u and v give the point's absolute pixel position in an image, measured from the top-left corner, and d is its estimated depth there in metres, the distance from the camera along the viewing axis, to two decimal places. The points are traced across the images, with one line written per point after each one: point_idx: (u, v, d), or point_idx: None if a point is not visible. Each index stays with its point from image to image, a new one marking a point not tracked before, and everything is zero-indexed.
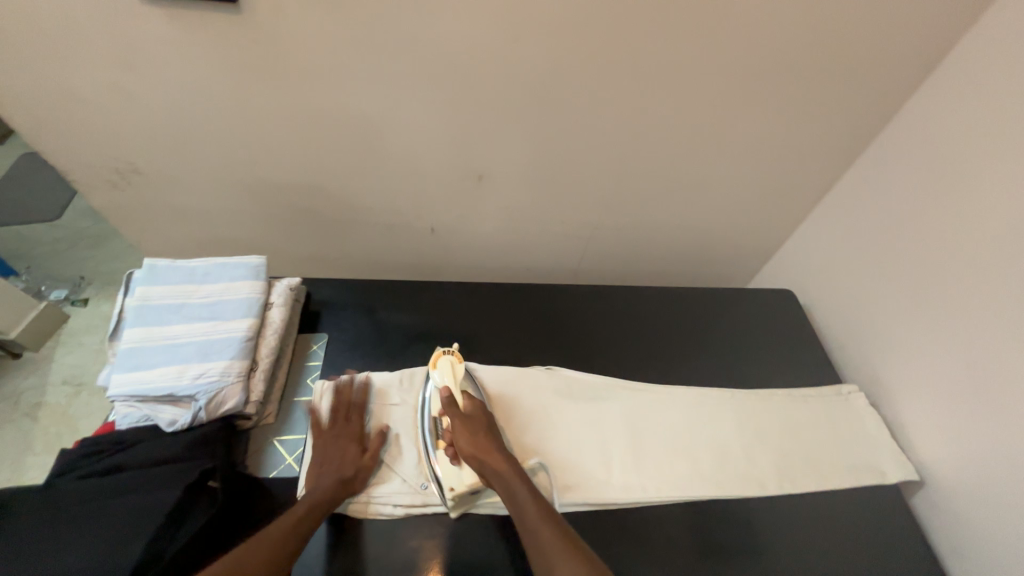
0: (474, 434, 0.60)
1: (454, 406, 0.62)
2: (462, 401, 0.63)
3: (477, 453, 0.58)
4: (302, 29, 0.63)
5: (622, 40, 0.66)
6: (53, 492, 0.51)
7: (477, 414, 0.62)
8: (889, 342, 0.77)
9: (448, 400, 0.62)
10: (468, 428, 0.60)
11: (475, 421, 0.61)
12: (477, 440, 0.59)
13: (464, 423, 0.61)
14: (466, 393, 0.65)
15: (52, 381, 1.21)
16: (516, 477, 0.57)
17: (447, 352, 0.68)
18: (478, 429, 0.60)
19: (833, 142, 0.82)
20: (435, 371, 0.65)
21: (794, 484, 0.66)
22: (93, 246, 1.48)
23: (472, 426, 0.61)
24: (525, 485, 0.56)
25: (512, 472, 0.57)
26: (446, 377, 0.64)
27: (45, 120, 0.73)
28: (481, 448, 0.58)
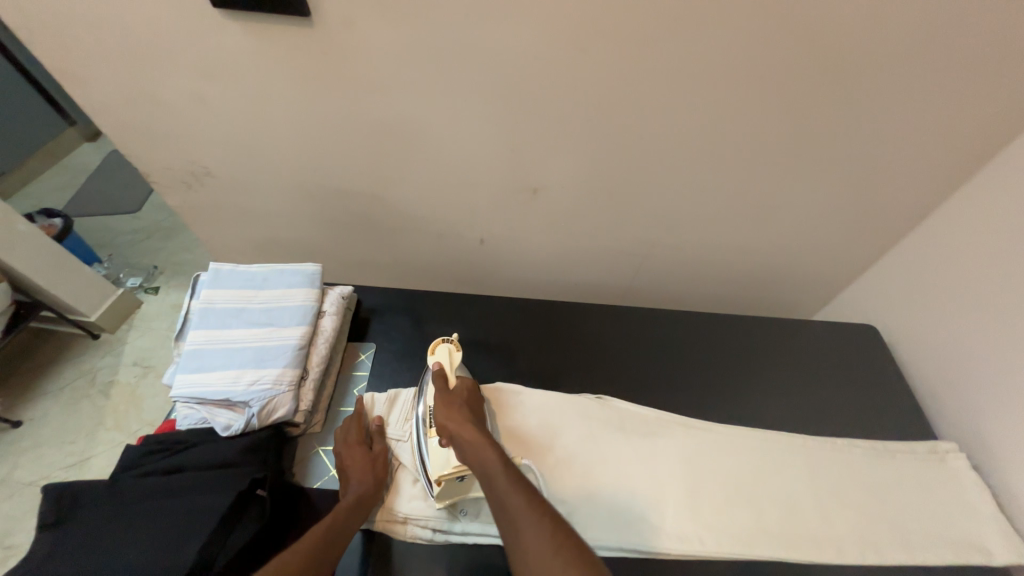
0: (456, 408, 0.58)
1: (441, 385, 0.61)
2: (453, 380, 0.61)
3: (448, 424, 0.55)
4: (368, 40, 0.62)
5: (701, 51, 0.60)
6: (118, 487, 0.54)
7: (460, 390, 0.60)
8: (994, 397, 0.67)
9: (438, 379, 0.61)
10: (448, 401, 0.59)
11: (456, 396, 0.59)
12: (453, 414, 0.57)
13: (445, 397, 0.59)
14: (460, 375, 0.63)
15: (125, 362, 1.31)
16: (484, 441, 0.53)
17: (447, 339, 0.65)
18: (455, 404, 0.58)
19: (938, 165, 0.72)
20: (432, 355, 0.64)
21: (874, 553, 0.59)
22: (166, 239, 1.59)
23: (451, 400, 0.59)
24: (492, 447, 0.52)
25: (481, 437, 0.53)
26: (441, 359, 0.63)
27: (131, 126, 0.78)
28: (456, 420, 0.56)
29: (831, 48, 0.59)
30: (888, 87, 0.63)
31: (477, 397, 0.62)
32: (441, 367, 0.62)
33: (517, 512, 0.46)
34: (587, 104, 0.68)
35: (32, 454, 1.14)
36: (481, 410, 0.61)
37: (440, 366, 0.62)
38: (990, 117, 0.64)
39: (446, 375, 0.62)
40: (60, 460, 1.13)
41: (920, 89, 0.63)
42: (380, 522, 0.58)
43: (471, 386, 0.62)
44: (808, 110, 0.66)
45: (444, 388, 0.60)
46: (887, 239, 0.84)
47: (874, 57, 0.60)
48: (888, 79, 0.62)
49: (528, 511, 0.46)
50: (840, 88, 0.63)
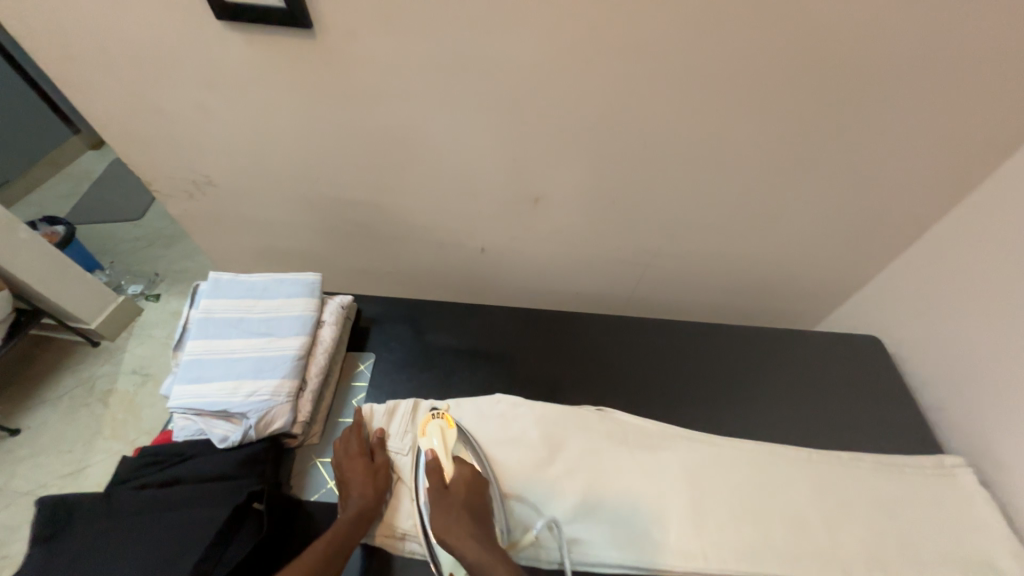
0: (457, 514, 0.53)
1: (437, 479, 0.56)
2: (450, 470, 0.57)
3: (451, 537, 0.51)
4: (370, 51, 0.63)
5: (702, 62, 0.61)
6: (114, 501, 0.53)
7: (456, 481, 0.56)
8: (1000, 410, 0.66)
9: (433, 474, 0.56)
10: (445, 506, 0.53)
11: (454, 496, 0.54)
12: (451, 525, 0.52)
13: (441, 500, 0.54)
14: (456, 462, 0.58)
15: (124, 370, 1.31)
16: (495, 561, 0.49)
17: (436, 415, 0.62)
18: (454, 510, 0.53)
19: (940, 176, 0.71)
20: (424, 438, 0.60)
21: (882, 570, 0.58)
22: (167, 246, 1.59)
23: (449, 504, 0.54)
24: (506, 567, 0.49)
25: (490, 556, 0.50)
26: (435, 443, 0.59)
27: (134, 135, 0.78)
28: (458, 532, 0.51)
29: (832, 59, 0.59)
30: (889, 98, 0.63)
31: (479, 486, 0.56)
32: (435, 456, 0.58)
33: None
34: (588, 114, 0.68)
35: (29, 463, 1.13)
36: (484, 500, 0.55)
37: (434, 453, 0.59)
38: (992, 127, 0.64)
39: (441, 466, 0.57)
40: (57, 469, 1.13)
41: (921, 99, 0.63)
42: (378, 537, 0.56)
43: (469, 476, 0.57)
44: (810, 121, 0.66)
45: (440, 485, 0.56)
46: (889, 248, 0.84)
47: (875, 67, 0.60)
48: (889, 90, 0.62)
49: None
50: (841, 99, 0.63)
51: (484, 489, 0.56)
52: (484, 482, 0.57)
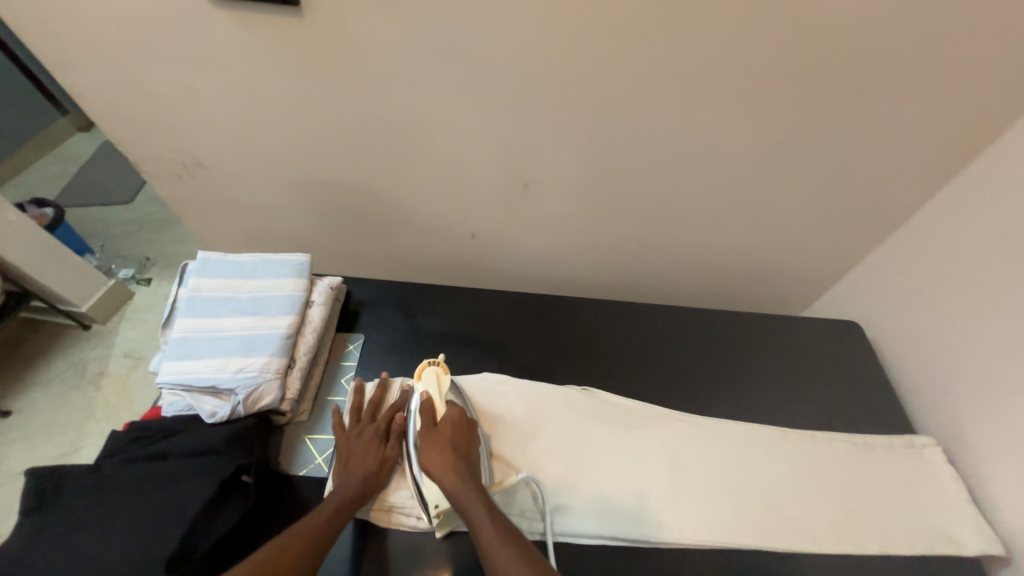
0: (442, 448, 0.56)
1: (428, 418, 0.60)
2: (442, 411, 0.61)
3: (433, 468, 0.55)
4: (358, 31, 0.62)
5: (690, 47, 0.61)
6: (100, 473, 0.54)
7: (446, 420, 0.59)
8: (972, 394, 0.68)
9: (425, 412, 0.60)
10: (433, 441, 0.57)
11: (442, 432, 0.58)
12: (435, 456, 0.55)
13: (429, 435, 0.58)
14: (448, 404, 0.62)
15: (116, 354, 1.31)
16: (471, 491, 0.53)
17: (433, 363, 0.65)
18: (439, 444, 0.57)
19: (923, 165, 0.72)
20: (419, 382, 0.63)
21: (851, 545, 0.60)
22: (158, 230, 1.58)
23: (436, 439, 0.57)
24: (481, 498, 0.53)
25: (468, 486, 0.53)
26: (430, 387, 0.62)
27: (121, 114, 0.77)
28: (440, 465, 0.55)
29: (818, 47, 0.60)
30: (874, 86, 0.63)
31: (466, 427, 0.59)
32: (429, 398, 0.61)
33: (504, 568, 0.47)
34: (577, 99, 0.68)
35: (20, 444, 1.14)
36: (469, 440, 0.58)
37: (429, 395, 0.62)
38: (974, 117, 0.65)
39: (435, 406, 0.61)
40: (50, 450, 1.13)
41: (905, 88, 0.63)
42: (368, 510, 0.58)
43: (458, 417, 0.60)
44: (796, 109, 0.67)
45: (430, 423, 0.59)
46: (872, 237, 0.85)
47: (860, 55, 0.60)
48: (874, 78, 0.62)
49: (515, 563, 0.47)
50: (826, 87, 0.64)
51: (471, 430, 0.60)
52: (472, 426, 0.60)
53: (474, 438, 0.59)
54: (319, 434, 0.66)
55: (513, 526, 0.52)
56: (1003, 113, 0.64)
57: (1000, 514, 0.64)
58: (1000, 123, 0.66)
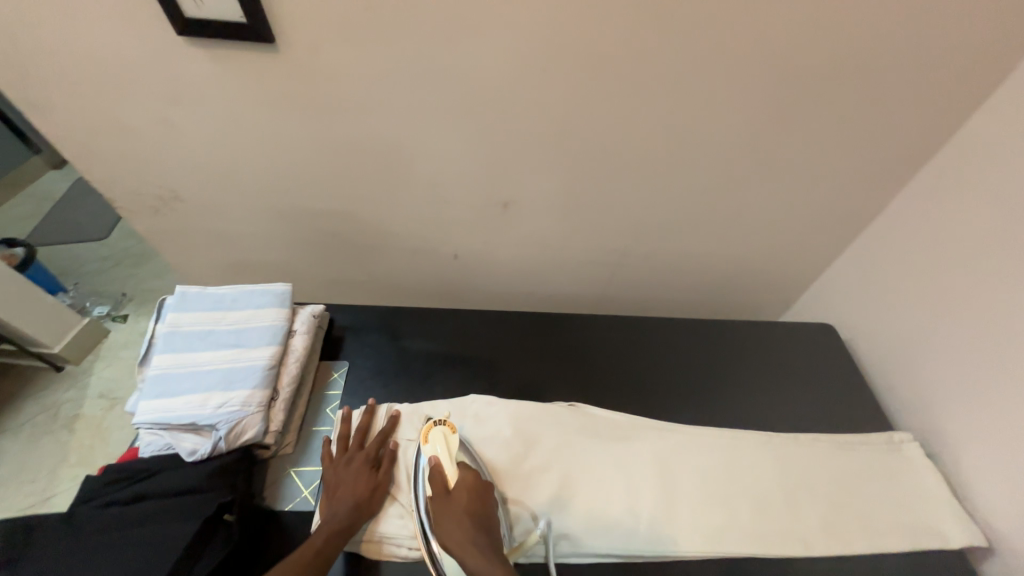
0: (460, 520, 0.53)
1: (441, 486, 0.56)
2: (454, 477, 0.57)
3: (453, 544, 0.51)
4: (335, 64, 0.65)
5: (654, 68, 0.64)
6: (75, 520, 0.52)
7: (460, 487, 0.56)
8: (944, 387, 0.71)
9: (436, 480, 0.57)
10: (449, 512, 0.54)
11: (457, 501, 0.54)
12: (454, 531, 0.52)
13: (444, 505, 0.54)
14: (459, 468, 0.58)
15: (91, 395, 1.26)
16: (495, 568, 0.49)
17: (438, 423, 0.62)
18: (455, 516, 0.53)
19: (877, 171, 0.77)
20: (428, 445, 0.60)
21: (841, 544, 0.61)
22: (135, 265, 1.56)
23: (452, 509, 0.54)
24: (505, 573, 0.49)
25: (490, 563, 0.49)
26: (437, 448, 0.59)
27: (95, 151, 0.77)
28: (459, 541, 0.51)
29: (771, 65, 0.64)
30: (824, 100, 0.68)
31: (481, 491, 0.56)
32: (438, 463, 0.58)
33: None
34: (549, 120, 0.71)
35: None
36: (487, 505, 0.55)
37: (437, 459, 0.59)
38: (918, 123, 0.71)
39: (446, 473, 0.57)
40: (19, 501, 1.08)
41: (855, 99, 0.68)
42: (358, 542, 0.56)
43: (473, 481, 0.56)
44: (757, 121, 0.71)
45: (443, 491, 0.56)
46: (839, 240, 0.89)
47: (812, 70, 0.65)
48: (826, 91, 0.67)
49: None
50: (783, 100, 0.68)
51: (488, 495, 0.56)
52: (488, 489, 0.57)
53: (493, 504, 0.56)
54: (305, 466, 0.64)
55: None
56: (945, 119, 0.70)
57: (981, 501, 0.66)
58: (940, 130, 0.71)
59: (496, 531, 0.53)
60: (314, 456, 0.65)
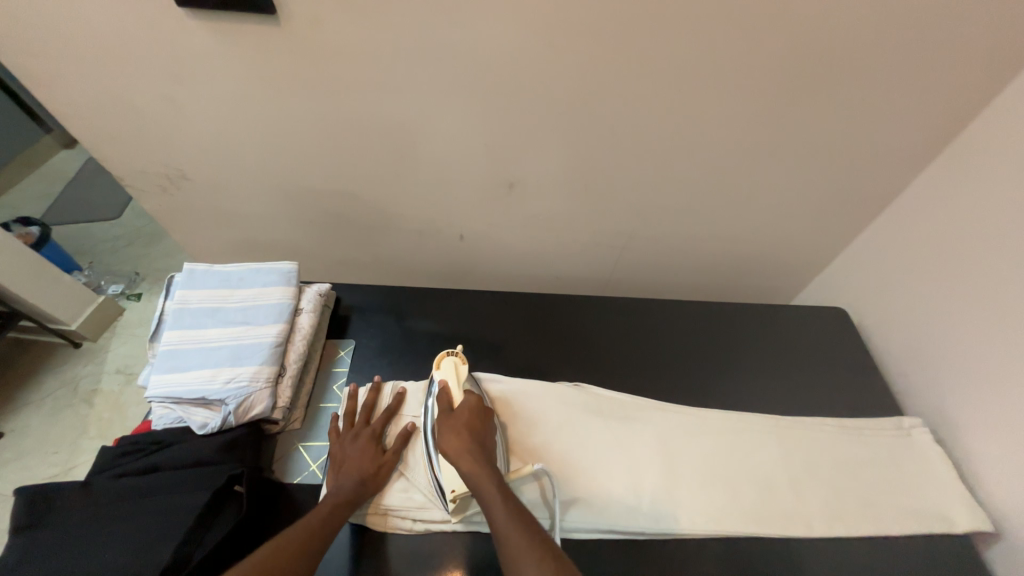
0: (459, 431, 0.57)
1: (446, 404, 0.60)
2: (459, 398, 0.61)
3: (449, 448, 0.55)
4: (336, 38, 0.63)
5: (665, 43, 0.62)
6: (91, 488, 0.54)
7: (463, 405, 0.60)
8: (959, 374, 0.69)
9: (442, 398, 0.61)
10: (450, 424, 0.57)
11: (458, 417, 0.58)
12: (452, 438, 0.56)
13: (446, 419, 0.58)
14: (465, 392, 0.62)
15: (108, 370, 1.30)
16: (485, 473, 0.53)
17: (452, 352, 0.66)
18: (456, 427, 0.57)
19: (899, 151, 0.74)
20: (439, 369, 0.64)
21: (844, 527, 0.61)
22: (147, 245, 1.57)
23: (454, 422, 0.58)
24: (494, 479, 0.53)
25: (482, 468, 0.54)
26: (448, 375, 0.63)
27: (101, 129, 0.77)
28: (456, 446, 0.55)
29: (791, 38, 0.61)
30: (846, 75, 0.64)
31: (482, 413, 0.60)
32: (446, 385, 0.62)
33: (514, 547, 0.48)
34: (557, 97, 0.69)
35: (14, 465, 1.13)
36: (485, 425, 0.59)
37: (446, 384, 0.62)
38: (946, 101, 0.67)
39: (451, 394, 0.61)
40: (44, 470, 1.12)
41: (878, 75, 0.64)
42: (364, 514, 0.57)
43: (475, 404, 0.60)
44: (772, 100, 0.68)
45: (447, 408, 0.60)
46: (856, 223, 0.86)
47: (832, 44, 0.61)
48: (847, 67, 0.63)
49: (528, 544, 0.48)
50: (802, 77, 0.65)
51: (487, 418, 0.60)
52: (488, 414, 0.60)
53: (491, 426, 0.59)
54: (313, 441, 0.66)
55: (525, 511, 0.51)
56: (975, 97, 0.66)
57: (987, 489, 0.65)
58: (970, 107, 0.67)
59: (490, 448, 0.57)
60: (322, 431, 0.66)
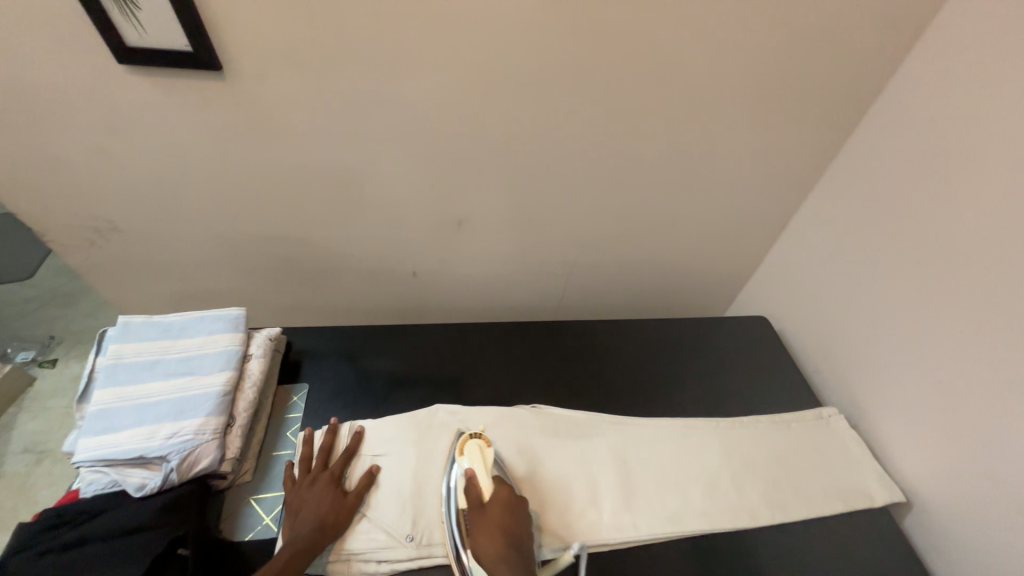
0: (493, 533, 0.54)
1: (476, 499, 0.57)
2: (489, 491, 0.58)
3: (485, 556, 0.53)
4: (285, 92, 0.67)
5: (588, 92, 0.72)
6: (5, 572, 0.49)
7: (496, 499, 0.57)
8: (863, 363, 0.80)
9: (472, 493, 0.57)
10: (485, 526, 0.55)
11: (490, 515, 0.55)
12: (486, 542, 0.53)
13: (477, 517, 0.56)
14: (494, 483, 0.59)
15: (13, 451, 1.14)
16: None
17: (474, 435, 0.62)
18: (491, 530, 0.54)
19: (787, 177, 0.88)
20: (462, 457, 0.60)
21: (785, 514, 0.66)
22: (64, 305, 1.44)
23: (487, 522, 0.55)
24: None
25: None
26: (474, 463, 0.59)
27: (24, 184, 0.74)
28: (493, 554, 0.53)
29: (688, 86, 0.73)
30: (736, 117, 0.77)
31: (516, 509, 0.57)
32: (475, 476, 0.59)
33: None
34: (497, 140, 0.76)
35: None
36: (519, 522, 0.56)
37: (473, 473, 0.59)
38: (817, 137, 0.82)
39: (481, 486, 0.58)
40: None
41: (762, 116, 0.78)
42: (325, 563, 0.55)
43: (507, 497, 0.57)
44: (682, 137, 0.79)
45: (477, 503, 0.57)
46: (766, 239, 0.99)
47: (721, 92, 0.74)
48: (736, 110, 0.77)
49: None
50: (702, 117, 0.77)
51: (520, 511, 0.57)
52: (521, 507, 0.57)
53: (525, 521, 0.56)
54: (265, 493, 0.63)
55: None
56: (836, 131, 0.81)
57: (895, 461, 0.74)
58: (833, 139, 0.82)
59: (527, 547, 0.55)
60: (275, 482, 0.63)
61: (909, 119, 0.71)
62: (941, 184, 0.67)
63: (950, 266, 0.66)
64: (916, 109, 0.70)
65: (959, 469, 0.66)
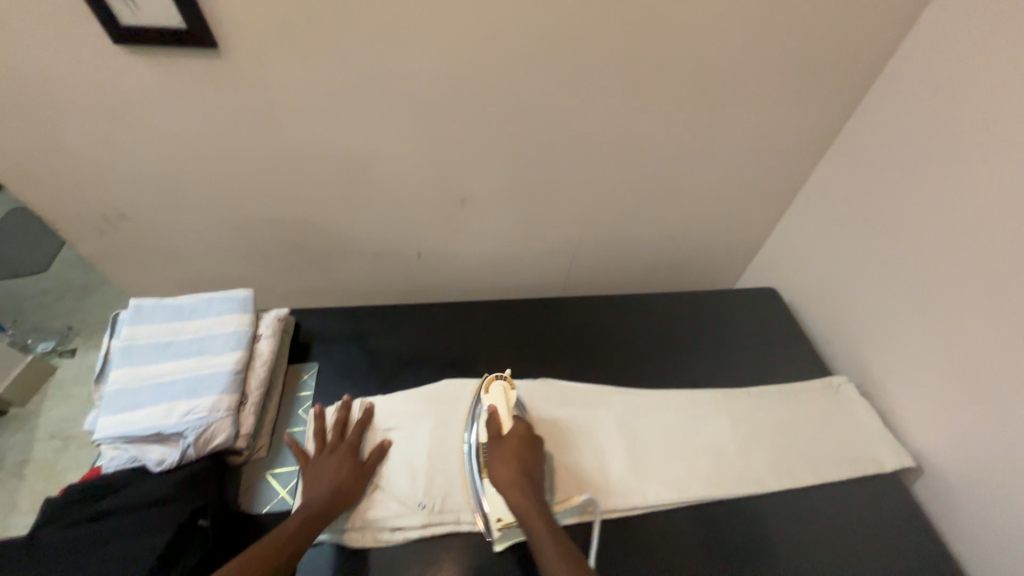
0: (508, 461, 0.58)
1: (495, 430, 0.61)
2: (508, 425, 0.62)
3: (498, 478, 0.57)
4: (277, 71, 0.66)
5: (586, 61, 0.69)
6: (36, 544, 0.51)
7: (517, 430, 0.61)
8: (874, 332, 0.79)
9: (493, 424, 0.61)
10: (501, 453, 0.59)
11: (506, 445, 0.59)
12: (501, 468, 0.57)
13: (495, 447, 0.60)
14: (513, 418, 0.63)
15: (40, 436, 1.19)
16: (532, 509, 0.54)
17: (499, 377, 0.67)
18: (507, 457, 0.58)
19: (797, 144, 0.85)
20: (487, 395, 0.65)
21: (794, 481, 0.67)
22: (82, 296, 1.47)
23: (502, 451, 0.59)
24: (542, 518, 0.54)
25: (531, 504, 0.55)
26: (499, 401, 0.64)
27: (30, 175, 0.74)
28: (506, 477, 0.56)
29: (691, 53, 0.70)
30: (743, 83, 0.75)
31: (534, 444, 0.60)
32: (495, 410, 0.63)
33: None
34: (496, 114, 0.74)
35: None
36: (535, 456, 0.59)
37: (496, 409, 0.63)
38: (827, 101, 0.79)
39: (503, 418, 0.62)
40: None
41: (769, 82, 0.75)
42: (340, 530, 0.56)
43: (525, 433, 0.61)
44: (686, 107, 0.77)
45: (496, 434, 0.61)
46: (775, 210, 0.97)
47: (726, 58, 0.71)
48: (743, 76, 0.74)
49: None
50: (707, 84, 0.74)
51: (535, 447, 0.60)
52: (535, 440, 0.61)
53: (541, 459, 0.60)
54: (280, 468, 0.64)
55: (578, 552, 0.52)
56: (848, 95, 0.78)
57: (906, 429, 0.74)
58: (845, 103, 0.79)
59: (540, 479, 0.58)
60: (289, 458, 0.65)
61: (921, 78, 0.68)
62: (954, 147, 0.64)
63: (961, 231, 0.64)
64: (929, 68, 0.67)
65: (970, 436, 0.65)
